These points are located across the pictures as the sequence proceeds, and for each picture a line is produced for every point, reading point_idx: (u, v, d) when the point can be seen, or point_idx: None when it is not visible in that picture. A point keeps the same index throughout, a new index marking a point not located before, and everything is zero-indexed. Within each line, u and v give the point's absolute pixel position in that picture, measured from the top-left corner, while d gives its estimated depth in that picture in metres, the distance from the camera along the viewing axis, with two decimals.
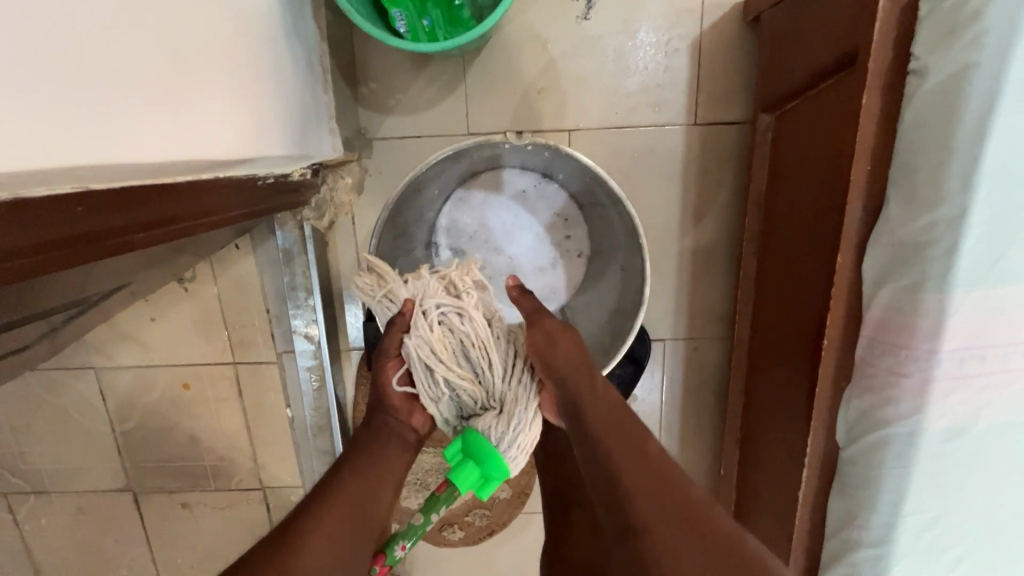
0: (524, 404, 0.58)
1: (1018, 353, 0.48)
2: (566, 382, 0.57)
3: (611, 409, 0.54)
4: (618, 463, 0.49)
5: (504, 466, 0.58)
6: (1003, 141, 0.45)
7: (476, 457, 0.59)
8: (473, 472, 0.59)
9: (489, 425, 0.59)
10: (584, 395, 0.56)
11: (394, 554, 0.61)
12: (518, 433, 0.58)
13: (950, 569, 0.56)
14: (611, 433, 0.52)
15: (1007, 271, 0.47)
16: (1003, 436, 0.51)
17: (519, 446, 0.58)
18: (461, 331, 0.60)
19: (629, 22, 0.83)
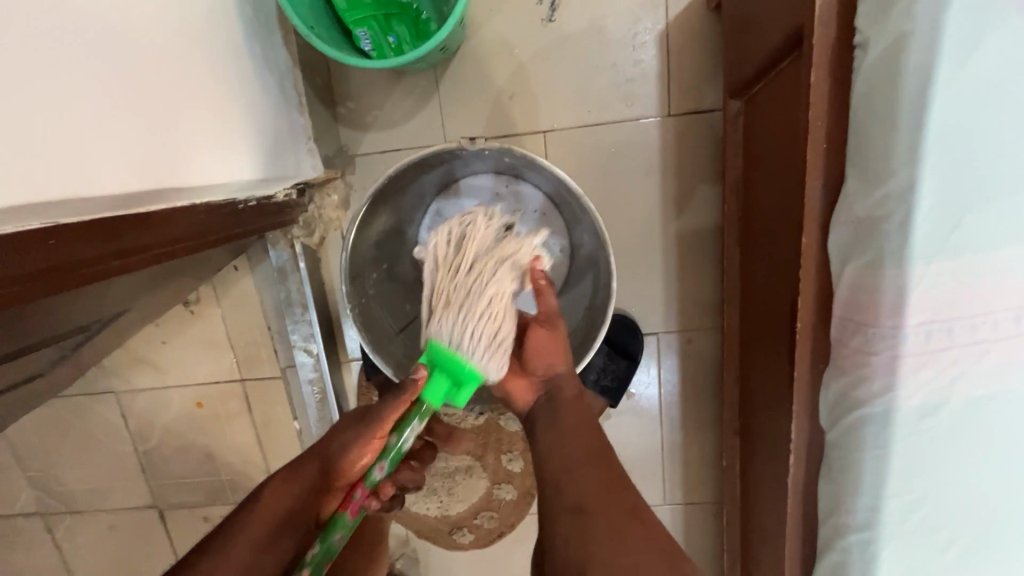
0: (474, 299, 0.58)
1: (987, 325, 0.47)
2: (556, 399, 0.63)
3: (587, 437, 0.59)
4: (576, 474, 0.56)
5: (464, 365, 0.58)
6: (946, 109, 0.44)
7: (440, 364, 0.58)
8: (444, 380, 0.59)
9: (443, 327, 0.58)
10: (564, 414, 0.62)
11: (372, 477, 0.57)
12: (469, 328, 0.57)
13: (942, 551, 0.54)
14: (583, 458, 0.57)
15: (966, 241, 0.46)
16: (980, 411, 0.50)
17: (473, 343, 0.57)
18: (452, 233, 0.61)
19: (594, 21, 0.83)
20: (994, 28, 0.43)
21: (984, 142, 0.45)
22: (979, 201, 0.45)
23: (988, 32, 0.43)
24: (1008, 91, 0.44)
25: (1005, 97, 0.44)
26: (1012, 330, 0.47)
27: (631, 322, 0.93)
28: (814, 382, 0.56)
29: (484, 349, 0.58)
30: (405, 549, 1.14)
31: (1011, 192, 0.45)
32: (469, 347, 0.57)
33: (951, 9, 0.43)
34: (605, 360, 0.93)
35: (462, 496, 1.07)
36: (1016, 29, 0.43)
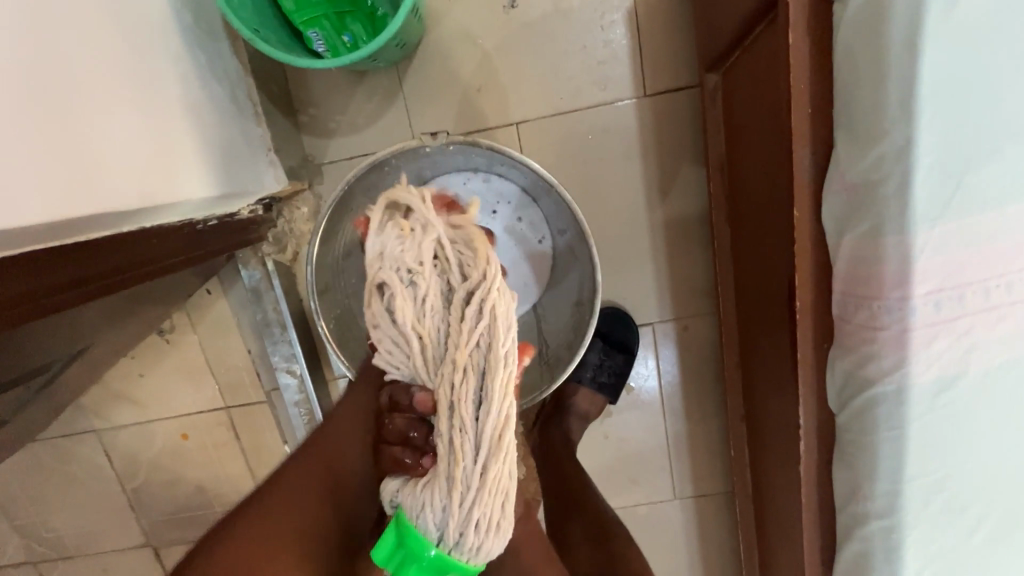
0: (466, 463, 0.40)
1: (1000, 288, 0.43)
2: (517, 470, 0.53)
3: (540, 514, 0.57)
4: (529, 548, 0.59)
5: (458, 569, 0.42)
6: (936, 57, 0.41)
7: (414, 556, 0.42)
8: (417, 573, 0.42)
9: (427, 513, 0.41)
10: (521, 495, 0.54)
11: None
12: (466, 514, 0.40)
13: (970, 533, 0.51)
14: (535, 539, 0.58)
15: (971, 199, 0.42)
16: (1001, 381, 0.46)
17: (473, 527, 0.40)
18: (417, 349, 0.41)
19: (559, 4, 0.80)
20: None
21: (981, 90, 0.41)
22: (979, 154, 0.42)
23: None
24: (1003, 31, 0.40)
25: (999, 39, 0.40)
26: None
27: (624, 314, 0.90)
28: (819, 363, 0.53)
29: (490, 531, 0.40)
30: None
31: (1015, 141, 0.42)
32: (465, 550, 0.41)
33: None
34: (601, 356, 0.89)
35: None
36: None
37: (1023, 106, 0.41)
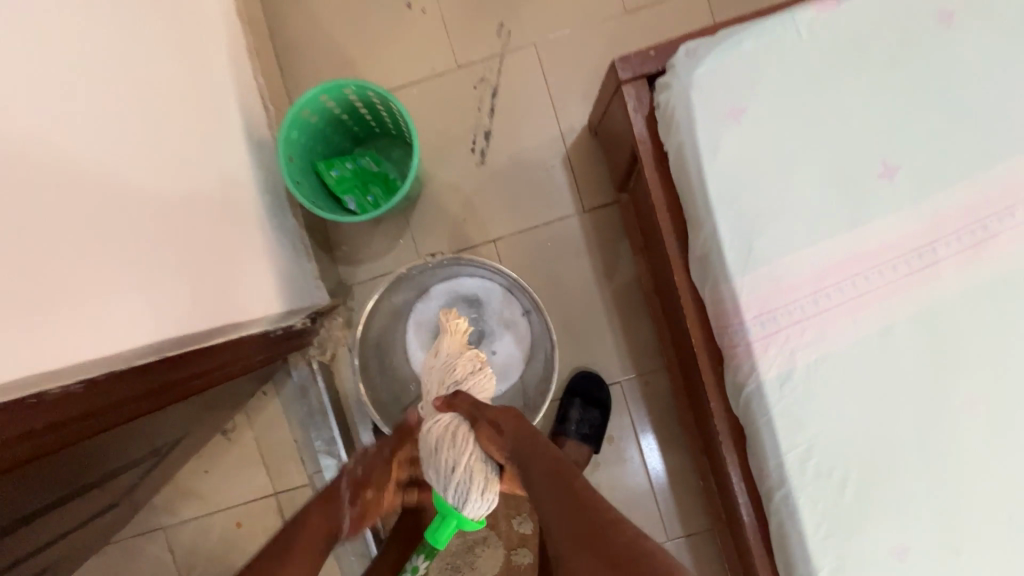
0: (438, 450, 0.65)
1: (796, 307, 0.68)
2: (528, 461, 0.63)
3: (541, 462, 0.63)
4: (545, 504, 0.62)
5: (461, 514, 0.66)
6: (719, 179, 0.69)
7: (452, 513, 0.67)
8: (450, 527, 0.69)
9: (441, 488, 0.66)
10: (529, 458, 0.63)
11: None
12: (450, 479, 0.65)
13: (844, 491, 0.69)
14: (539, 487, 0.62)
15: (764, 256, 0.69)
16: (821, 370, 0.68)
17: (457, 485, 0.65)
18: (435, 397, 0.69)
19: (514, 157, 1.14)
20: (731, 127, 0.70)
21: (750, 193, 0.69)
22: (760, 229, 0.69)
23: (728, 131, 0.70)
24: (754, 162, 0.69)
25: (753, 164, 0.69)
26: (814, 308, 0.68)
27: (595, 374, 1.12)
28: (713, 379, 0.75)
29: (464, 483, 0.64)
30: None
31: (781, 220, 0.69)
32: (454, 502, 0.66)
33: (699, 123, 0.70)
34: (581, 411, 1.10)
35: (486, 568, 1.16)
36: (744, 125, 0.70)
37: (778, 200, 0.69)
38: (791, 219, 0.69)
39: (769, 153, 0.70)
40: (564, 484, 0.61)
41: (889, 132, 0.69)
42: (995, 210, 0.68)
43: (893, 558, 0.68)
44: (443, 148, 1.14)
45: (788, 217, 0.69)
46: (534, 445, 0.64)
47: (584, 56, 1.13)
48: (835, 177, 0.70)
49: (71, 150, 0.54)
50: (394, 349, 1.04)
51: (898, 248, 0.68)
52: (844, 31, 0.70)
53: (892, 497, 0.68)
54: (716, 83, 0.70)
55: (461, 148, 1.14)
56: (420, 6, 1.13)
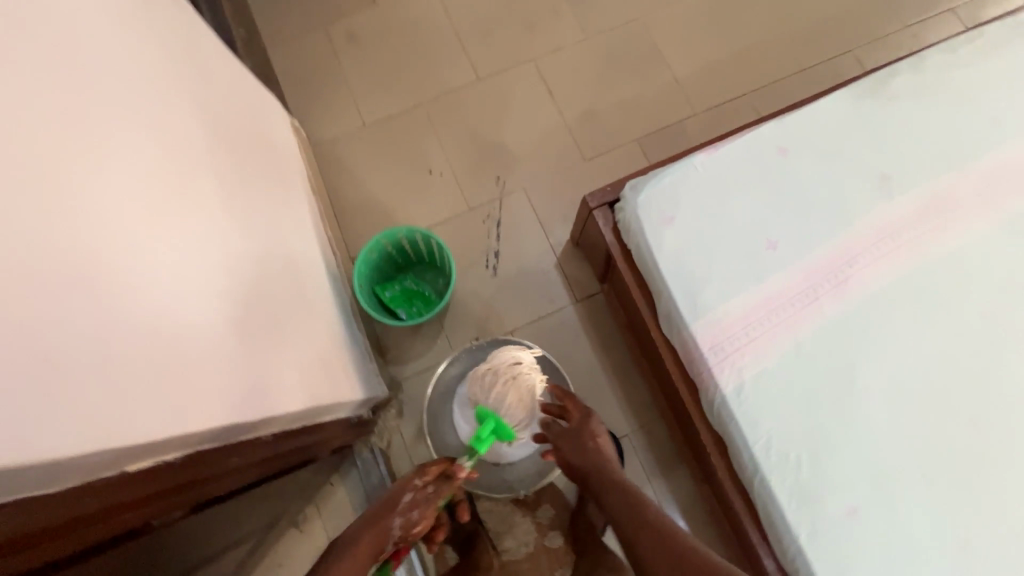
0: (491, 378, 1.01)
1: (736, 339, 0.99)
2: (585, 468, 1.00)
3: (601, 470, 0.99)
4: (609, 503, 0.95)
5: (497, 416, 1.00)
6: (668, 262, 1.04)
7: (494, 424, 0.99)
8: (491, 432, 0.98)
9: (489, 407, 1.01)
10: (588, 465, 1.00)
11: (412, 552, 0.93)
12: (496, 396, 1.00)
13: (801, 469, 0.95)
14: (605, 485, 0.97)
15: (707, 308, 1.01)
16: (763, 382, 0.98)
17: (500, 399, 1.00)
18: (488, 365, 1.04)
19: (519, 267, 1.50)
20: (670, 228, 1.06)
21: (690, 268, 1.04)
22: (701, 291, 1.02)
23: (668, 231, 1.06)
24: (688, 247, 1.05)
25: (688, 250, 1.05)
26: (748, 338, 0.99)
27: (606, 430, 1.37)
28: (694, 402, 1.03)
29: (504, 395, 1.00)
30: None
31: (714, 283, 1.03)
32: (495, 406, 1.00)
33: (648, 228, 1.06)
34: None
35: None
36: (678, 225, 1.06)
37: (709, 270, 1.03)
38: (720, 282, 1.03)
39: (696, 241, 1.05)
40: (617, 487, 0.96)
41: (771, 221, 1.06)
42: (849, 258, 1.04)
43: (847, 514, 0.93)
44: (467, 267, 1.49)
45: (718, 281, 1.03)
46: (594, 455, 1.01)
47: (562, 193, 1.55)
48: (744, 251, 1.05)
49: (252, 284, 0.78)
50: (441, 424, 1.28)
51: (795, 293, 1.02)
52: (729, 162, 1.10)
53: (835, 469, 0.95)
54: (653, 202, 1.07)
55: (478, 265, 1.50)
56: (439, 170, 1.56)
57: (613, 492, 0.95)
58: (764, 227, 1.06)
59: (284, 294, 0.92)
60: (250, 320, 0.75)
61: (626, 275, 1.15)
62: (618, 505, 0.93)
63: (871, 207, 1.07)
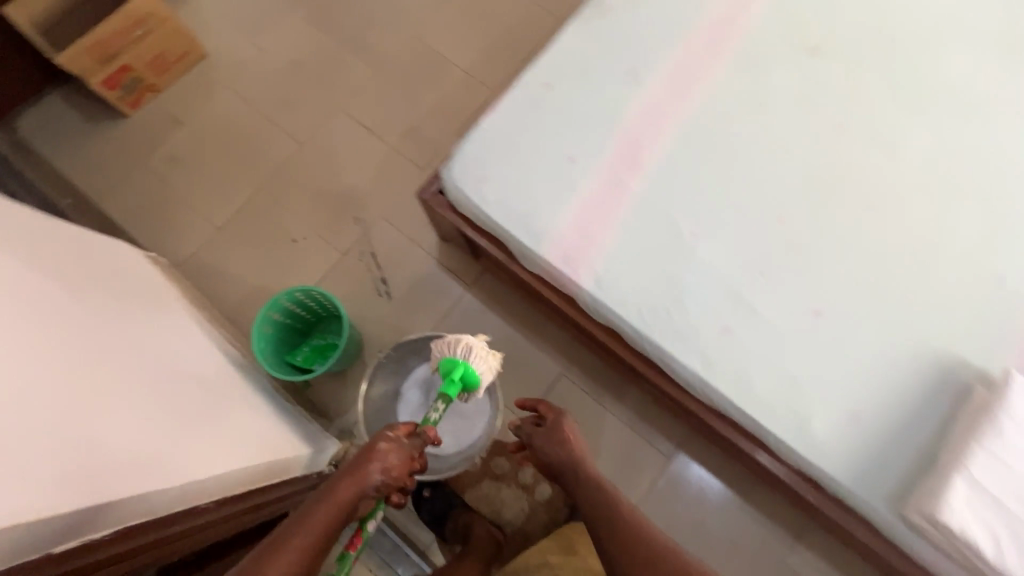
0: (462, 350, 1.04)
1: (578, 244, 1.14)
2: (567, 466, 1.08)
3: (581, 470, 1.07)
4: (587, 501, 1.01)
5: (465, 367, 1.04)
6: (500, 210, 1.19)
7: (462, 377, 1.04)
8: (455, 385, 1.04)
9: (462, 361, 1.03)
10: (571, 466, 1.08)
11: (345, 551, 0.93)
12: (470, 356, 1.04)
13: (674, 318, 1.10)
14: (584, 481, 1.05)
15: (546, 231, 1.16)
16: (614, 266, 1.13)
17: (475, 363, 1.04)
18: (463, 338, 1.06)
19: (409, 283, 1.61)
20: (489, 183, 1.20)
21: (519, 206, 1.18)
22: (535, 220, 1.17)
23: (488, 185, 1.20)
24: (510, 190, 1.19)
25: (511, 192, 1.19)
26: (587, 238, 1.14)
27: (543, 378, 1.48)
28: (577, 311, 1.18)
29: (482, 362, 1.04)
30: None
31: (542, 209, 1.17)
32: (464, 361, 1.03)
33: (473, 191, 1.20)
34: None
35: None
36: (494, 177, 1.20)
37: (535, 200, 1.18)
38: (547, 205, 1.17)
39: (514, 182, 1.19)
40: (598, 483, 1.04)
41: (565, 138, 1.21)
42: (638, 138, 1.20)
43: (722, 334, 1.09)
44: (363, 304, 1.59)
45: (545, 205, 1.17)
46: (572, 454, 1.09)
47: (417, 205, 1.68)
48: (555, 171, 1.19)
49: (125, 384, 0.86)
50: None
51: (608, 185, 1.17)
52: (513, 107, 1.24)
53: (699, 304, 1.10)
54: (467, 169, 1.21)
55: (373, 298, 1.60)
56: (302, 235, 1.66)
57: (592, 490, 1.02)
58: (562, 145, 1.21)
59: (185, 387, 0.99)
60: (127, 413, 0.82)
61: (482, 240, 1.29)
62: (596, 503, 1.00)
63: (637, 91, 1.24)
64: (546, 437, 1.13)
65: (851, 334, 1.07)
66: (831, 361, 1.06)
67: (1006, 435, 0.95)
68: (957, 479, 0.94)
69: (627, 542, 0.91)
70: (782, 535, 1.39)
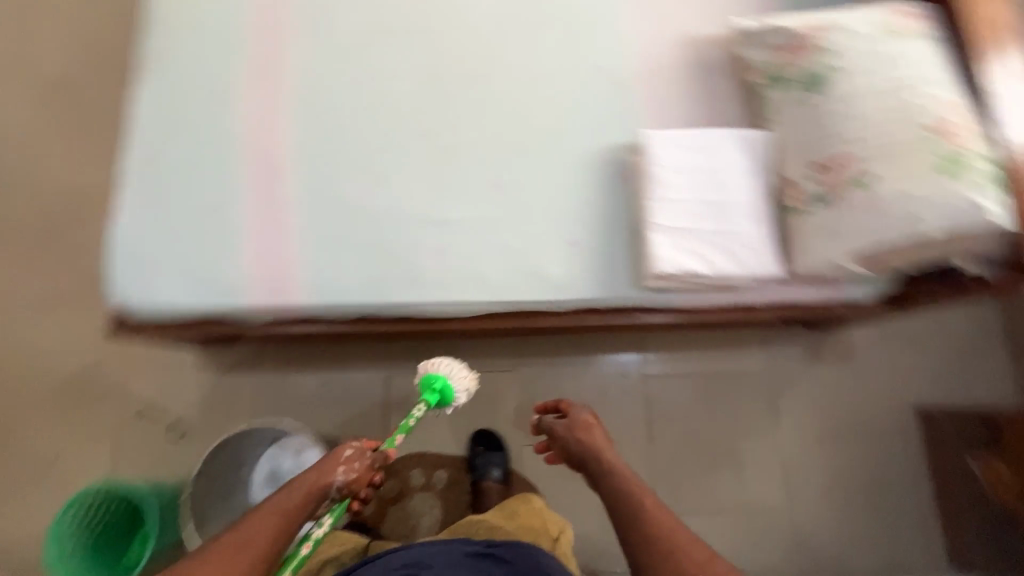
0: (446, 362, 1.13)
1: (274, 274, 1.12)
2: (586, 458, 1.00)
3: (607, 465, 0.97)
4: (606, 488, 0.94)
5: (446, 383, 1.10)
6: (184, 297, 1.11)
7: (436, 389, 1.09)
8: (430, 393, 1.09)
9: (447, 366, 1.12)
10: (602, 465, 0.97)
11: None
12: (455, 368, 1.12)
13: (395, 273, 1.13)
14: (604, 470, 0.96)
15: (239, 284, 1.12)
16: (318, 269, 1.12)
17: (459, 376, 1.12)
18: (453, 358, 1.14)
19: (200, 410, 1.49)
20: (157, 279, 1.12)
21: (198, 280, 1.12)
22: (222, 281, 1.12)
23: (158, 283, 1.11)
24: (180, 272, 1.12)
25: (182, 273, 1.12)
26: (278, 264, 1.12)
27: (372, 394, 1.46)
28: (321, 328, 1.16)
29: (462, 379, 1.12)
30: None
31: (221, 267, 1.12)
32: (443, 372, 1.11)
33: (148, 298, 1.11)
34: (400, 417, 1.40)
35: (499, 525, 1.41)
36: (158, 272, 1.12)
37: (208, 264, 1.12)
38: (224, 261, 1.12)
39: (179, 263, 1.12)
40: (618, 475, 0.94)
41: (196, 191, 1.15)
42: (262, 148, 1.17)
43: (440, 255, 1.13)
44: (171, 461, 1.45)
45: (222, 262, 1.12)
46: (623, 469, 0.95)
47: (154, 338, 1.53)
48: (209, 227, 1.13)
49: None
50: None
51: (264, 206, 1.14)
52: (130, 197, 1.15)
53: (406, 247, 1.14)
54: (128, 283, 1.11)
55: (175, 449, 1.46)
56: (62, 452, 1.46)
57: (614, 483, 0.94)
58: (201, 194, 1.15)
59: None
60: None
61: (204, 332, 1.21)
62: (616, 492, 0.92)
63: (234, 107, 1.19)
64: (591, 446, 1.00)
65: (531, 181, 1.17)
66: (534, 213, 1.15)
67: (662, 179, 1.12)
68: (683, 248, 1.09)
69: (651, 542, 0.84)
70: (632, 355, 1.53)
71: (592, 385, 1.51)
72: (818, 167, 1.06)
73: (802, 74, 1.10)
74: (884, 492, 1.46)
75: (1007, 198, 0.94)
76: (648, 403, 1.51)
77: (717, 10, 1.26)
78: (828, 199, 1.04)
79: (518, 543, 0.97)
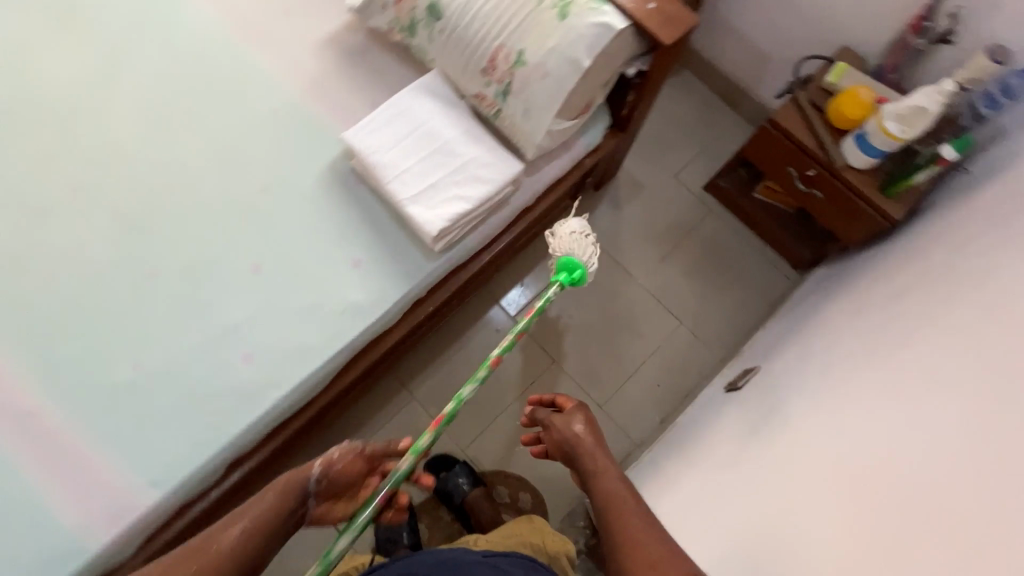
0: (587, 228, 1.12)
1: (100, 500, 0.98)
2: (573, 457, 0.92)
3: (594, 458, 0.90)
4: (594, 488, 0.87)
5: (575, 259, 1.07)
6: None
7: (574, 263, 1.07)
8: (565, 271, 1.06)
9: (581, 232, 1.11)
10: (589, 461, 0.90)
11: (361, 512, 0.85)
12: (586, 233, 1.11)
13: (223, 404, 1.05)
14: (594, 466, 0.89)
15: (69, 539, 0.95)
16: (144, 459, 1.01)
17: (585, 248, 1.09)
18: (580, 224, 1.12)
19: None
20: None
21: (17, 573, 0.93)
22: (47, 552, 0.94)
23: None
24: None
25: None
26: (98, 488, 0.98)
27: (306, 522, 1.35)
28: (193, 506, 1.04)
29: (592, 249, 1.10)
30: (574, 507, 1.43)
31: (35, 540, 0.94)
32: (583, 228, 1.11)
33: None
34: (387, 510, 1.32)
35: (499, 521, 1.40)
36: None
37: (17, 551, 0.93)
38: (33, 534, 0.95)
39: None
40: (600, 473, 0.88)
41: None
42: None
43: (253, 357, 1.08)
44: None
45: (32, 536, 0.94)
46: (602, 463, 0.89)
47: None
48: None
49: None
50: None
51: (39, 449, 0.99)
52: None
53: (216, 375, 1.07)
54: None
55: None
56: None
57: (602, 484, 0.87)
58: None
59: None
60: None
61: None
62: (603, 496, 0.85)
63: None
64: (578, 438, 0.92)
65: (284, 240, 1.15)
66: (307, 262, 1.14)
67: (383, 159, 1.15)
68: (442, 196, 1.15)
69: (643, 535, 0.78)
70: (494, 309, 1.60)
71: (482, 355, 1.55)
72: (485, 71, 1.17)
73: (421, 9, 1.19)
74: (729, 259, 1.69)
75: (614, 4, 1.13)
76: (533, 333, 1.59)
77: (332, 7, 1.34)
78: (510, 87, 1.16)
79: (523, 555, 0.86)
